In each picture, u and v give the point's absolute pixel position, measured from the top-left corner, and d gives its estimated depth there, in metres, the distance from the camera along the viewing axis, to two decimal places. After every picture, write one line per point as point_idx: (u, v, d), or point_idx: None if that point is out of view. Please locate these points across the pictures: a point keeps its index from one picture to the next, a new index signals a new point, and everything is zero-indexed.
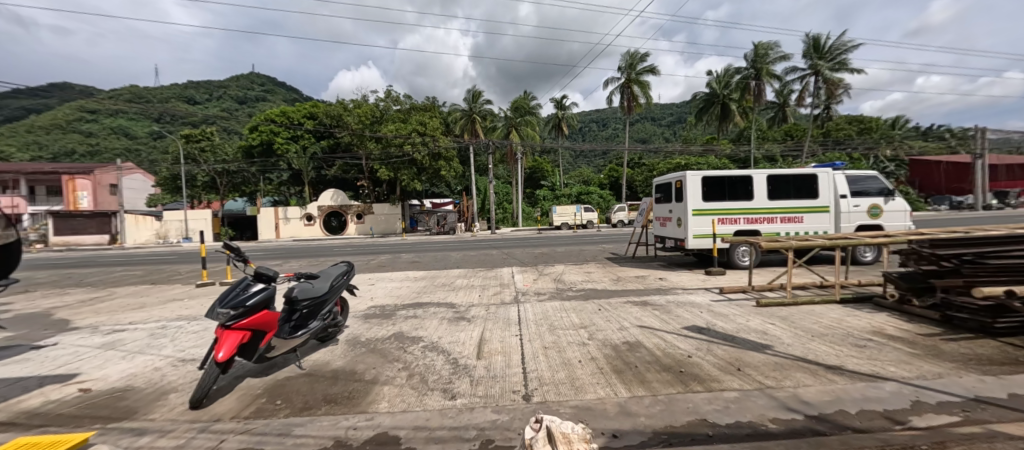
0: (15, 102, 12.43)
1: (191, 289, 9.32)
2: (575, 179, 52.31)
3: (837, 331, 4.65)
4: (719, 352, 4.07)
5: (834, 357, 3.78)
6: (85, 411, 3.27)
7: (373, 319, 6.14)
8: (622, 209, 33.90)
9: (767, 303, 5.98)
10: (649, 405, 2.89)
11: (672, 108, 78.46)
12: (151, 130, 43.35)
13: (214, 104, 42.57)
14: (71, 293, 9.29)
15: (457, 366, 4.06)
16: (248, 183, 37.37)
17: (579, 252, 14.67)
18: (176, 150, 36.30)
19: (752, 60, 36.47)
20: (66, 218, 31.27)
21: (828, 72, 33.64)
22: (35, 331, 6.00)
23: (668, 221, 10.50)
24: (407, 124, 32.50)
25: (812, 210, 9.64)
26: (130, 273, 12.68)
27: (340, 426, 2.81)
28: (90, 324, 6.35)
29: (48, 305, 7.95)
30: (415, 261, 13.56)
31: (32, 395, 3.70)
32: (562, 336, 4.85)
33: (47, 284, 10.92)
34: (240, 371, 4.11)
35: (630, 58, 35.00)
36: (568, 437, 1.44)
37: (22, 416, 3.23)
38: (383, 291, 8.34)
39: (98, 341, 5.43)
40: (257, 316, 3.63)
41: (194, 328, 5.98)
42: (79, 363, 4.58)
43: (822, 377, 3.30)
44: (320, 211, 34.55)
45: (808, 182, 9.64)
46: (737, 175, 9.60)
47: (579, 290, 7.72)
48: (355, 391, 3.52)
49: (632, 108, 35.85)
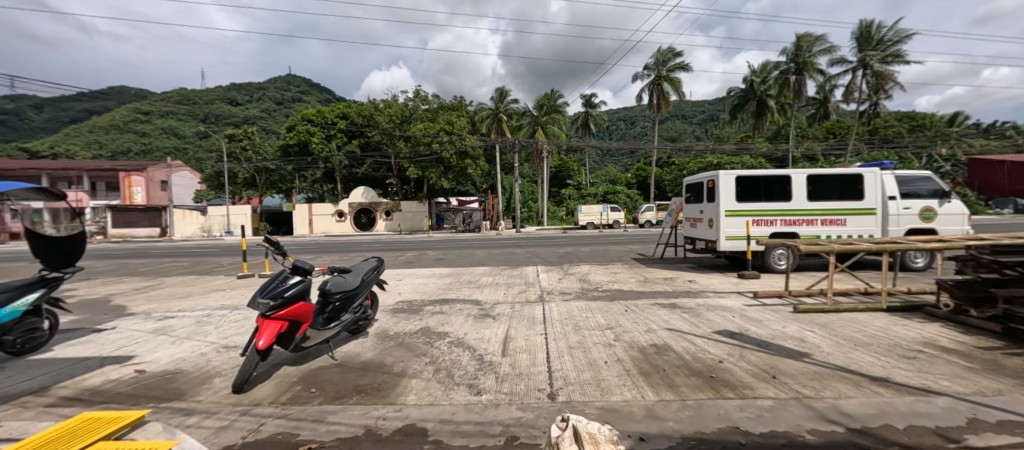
0: (79, 105, 13.54)
1: (232, 280, 9.87)
2: (602, 178, 51.77)
3: (884, 341, 4.37)
4: (752, 358, 3.92)
5: (880, 368, 3.56)
6: (139, 391, 3.56)
7: (401, 313, 6.29)
8: (650, 208, 33.24)
9: (805, 310, 5.68)
10: (677, 409, 2.83)
11: (704, 105, 76.28)
12: (197, 129, 46.31)
13: (254, 105, 44.73)
14: (126, 282, 10.05)
15: (482, 362, 4.12)
16: (284, 180, 39.20)
17: (604, 252, 14.47)
18: (221, 150, 38.37)
19: (793, 53, 34.27)
20: (123, 212, 33.75)
21: (879, 64, 31.45)
22: (97, 316, 6.55)
23: (699, 222, 10.17)
24: (435, 123, 32.99)
25: (856, 213, 9.08)
26: (178, 264, 13.60)
27: (370, 416, 2.92)
28: (144, 310, 6.87)
29: (107, 292, 8.65)
30: (440, 258, 13.75)
31: (95, 374, 4.07)
32: (588, 337, 4.81)
33: (106, 273, 11.85)
34: (278, 360, 4.32)
35: (661, 55, 34.08)
36: (594, 437, 1.48)
37: (86, 393, 3.56)
38: (409, 287, 8.48)
39: (151, 327, 5.84)
40: (294, 308, 3.83)
41: (236, 317, 6.34)
42: (135, 346, 4.96)
43: (865, 389, 3.12)
44: (351, 208, 35.75)
45: (853, 183, 9.08)
46: (775, 174, 9.18)
47: (604, 290, 7.63)
48: (384, 383, 3.64)
49: (662, 107, 34.86)
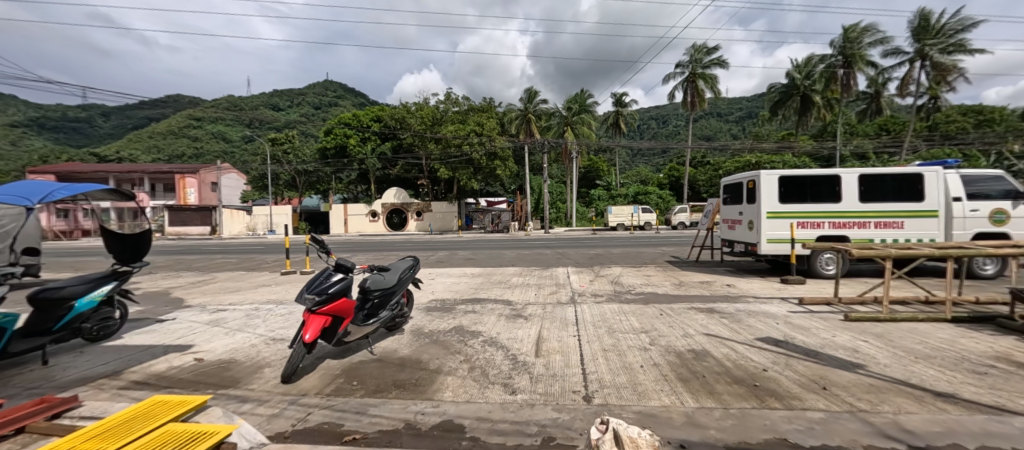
0: (142, 112, 14.73)
1: (277, 276, 10.44)
2: (632, 179, 50.75)
3: (949, 354, 4.05)
4: (798, 368, 3.74)
5: (944, 383, 3.31)
6: (199, 378, 3.84)
7: (435, 312, 6.43)
8: (684, 210, 32.27)
9: (857, 319, 5.35)
10: (719, 418, 2.75)
11: (741, 102, 73.03)
12: (243, 134, 49.30)
13: (294, 110, 47.09)
14: (183, 276, 10.85)
15: (516, 362, 4.16)
16: (322, 182, 40.94)
17: (635, 254, 14.22)
18: (264, 153, 40.64)
19: (841, 45, 32.24)
20: (178, 211, 36.37)
21: (939, 55, 29.17)
22: (159, 307, 7.13)
23: (737, 223, 9.79)
24: (465, 125, 33.40)
25: (914, 215, 8.46)
26: (228, 261, 14.53)
27: (410, 410, 3.02)
28: (200, 303, 7.40)
29: (167, 285, 9.38)
30: (471, 258, 13.93)
31: (160, 361, 4.43)
32: (622, 340, 4.76)
33: (167, 267, 12.86)
34: (322, 353, 4.55)
35: (696, 51, 33.05)
36: (635, 441, 1.52)
37: (153, 378, 3.89)
38: (442, 286, 8.65)
39: (206, 319, 6.28)
40: (337, 304, 4.00)
41: (281, 311, 6.70)
42: (193, 337, 5.36)
43: (927, 404, 2.92)
44: (384, 208, 36.90)
45: (910, 183, 8.46)
46: (820, 174, 8.70)
47: (637, 293, 7.50)
48: (422, 379, 3.75)
49: (696, 105, 33.73)
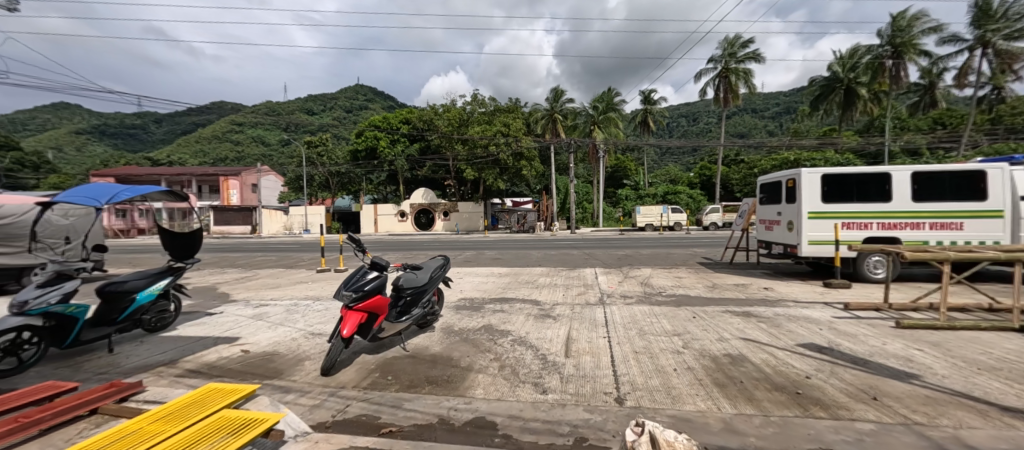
0: (191, 118, 15.73)
1: (313, 273, 10.91)
2: (661, 178, 49.53)
3: (1018, 366, 3.73)
4: (844, 376, 3.56)
5: (1013, 398, 3.06)
6: (247, 369, 4.10)
7: (464, 311, 6.53)
8: (716, 210, 31.20)
9: (910, 326, 5.03)
10: (759, 425, 2.66)
11: (777, 97, 69.66)
12: (279, 137, 51.78)
13: (326, 114, 48.97)
14: (228, 272, 11.54)
15: (546, 362, 4.18)
16: (353, 183, 42.32)
17: (663, 255, 13.90)
18: (300, 156, 42.55)
19: (889, 34, 30.24)
20: (223, 211, 38.65)
21: (1003, 42, 26.84)
22: (208, 301, 7.62)
23: (774, 224, 9.40)
24: (492, 125, 33.59)
25: (973, 215, 7.85)
26: (268, 258, 15.32)
27: (443, 406, 3.10)
28: (243, 298, 7.84)
29: (214, 281, 10.01)
30: (498, 258, 14.01)
31: (211, 351, 4.75)
32: (653, 342, 4.68)
33: (213, 264, 13.72)
34: (358, 348, 4.73)
35: (729, 45, 31.85)
36: (672, 444, 1.51)
37: (206, 367, 4.17)
38: (471, 285, 8.76)
39: (250, 313, 6.66)
40: (372, 301, 4.15)
41: (318, 307, 7.00)
42: (239, 329, 5.70)
43: (992, 420, 2.71)
44: (412, 208, 37.80)
45: (968, 181, 7.85)
46: (864, 171, 8.23)
47: (668, 295, 7.33)
48: (453, 376, 3.83)
49: (730, 101, 32.52)
